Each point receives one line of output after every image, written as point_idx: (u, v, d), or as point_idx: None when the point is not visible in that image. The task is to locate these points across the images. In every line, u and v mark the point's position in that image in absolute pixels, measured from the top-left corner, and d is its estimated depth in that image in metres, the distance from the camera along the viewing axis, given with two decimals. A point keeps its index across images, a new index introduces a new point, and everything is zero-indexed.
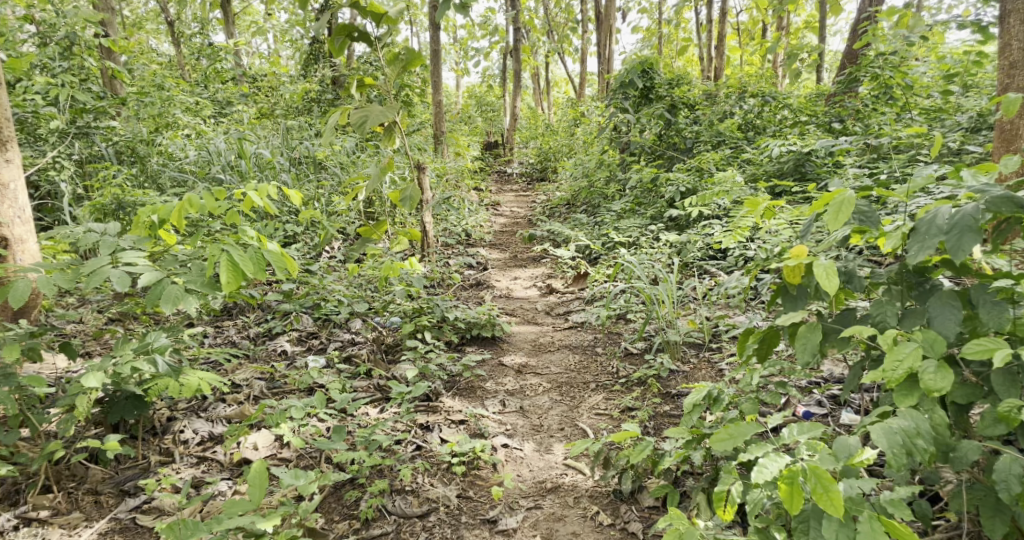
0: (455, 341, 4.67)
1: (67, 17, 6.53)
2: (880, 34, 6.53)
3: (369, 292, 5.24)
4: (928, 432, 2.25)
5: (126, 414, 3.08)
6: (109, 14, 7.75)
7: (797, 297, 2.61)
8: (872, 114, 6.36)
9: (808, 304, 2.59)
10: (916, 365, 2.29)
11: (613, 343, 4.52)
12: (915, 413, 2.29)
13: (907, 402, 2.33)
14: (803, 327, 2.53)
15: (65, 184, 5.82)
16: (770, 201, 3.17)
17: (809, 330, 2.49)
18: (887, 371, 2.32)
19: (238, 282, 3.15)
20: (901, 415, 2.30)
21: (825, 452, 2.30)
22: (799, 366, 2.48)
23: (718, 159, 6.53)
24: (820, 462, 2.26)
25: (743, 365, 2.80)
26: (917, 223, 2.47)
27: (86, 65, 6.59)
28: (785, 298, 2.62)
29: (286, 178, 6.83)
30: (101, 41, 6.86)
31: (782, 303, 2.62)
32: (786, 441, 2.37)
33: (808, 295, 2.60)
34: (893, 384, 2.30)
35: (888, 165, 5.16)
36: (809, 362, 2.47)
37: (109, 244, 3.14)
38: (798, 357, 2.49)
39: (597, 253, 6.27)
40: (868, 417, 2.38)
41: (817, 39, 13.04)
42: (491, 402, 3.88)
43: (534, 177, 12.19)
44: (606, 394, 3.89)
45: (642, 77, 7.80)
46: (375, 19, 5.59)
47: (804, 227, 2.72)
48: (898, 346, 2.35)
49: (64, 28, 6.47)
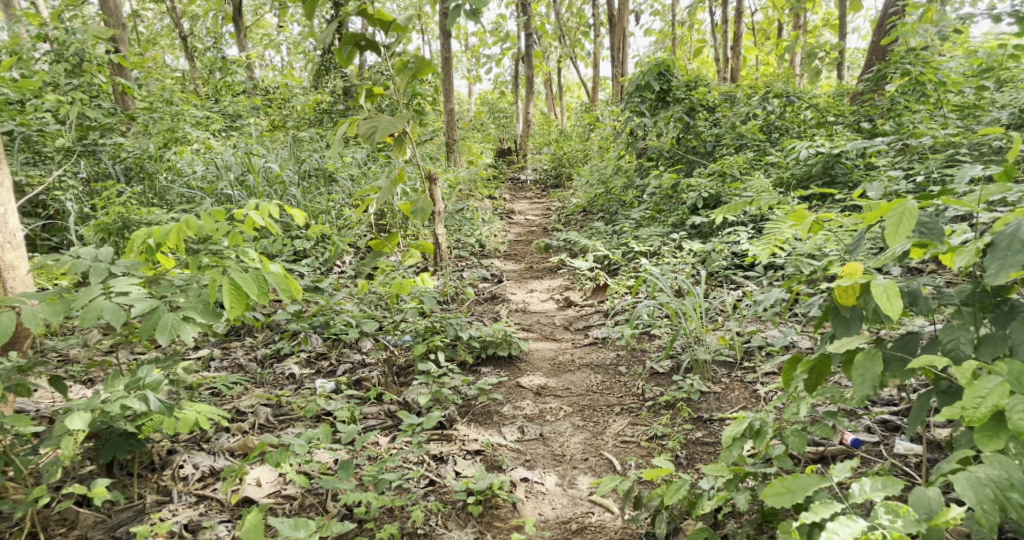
0: (470, 362, 4.44)
1: (78, 34, 6.41)
2: (908, 28, 6.27)
3: (380, 311, 5.04)
4: (1022, 483, 2.09)
5: (119, 451, 2.87)
6: (119, 29, 7.63)
7: (850, 319, 2.40)
8: (905, 113, 6.10)
9: (863, 328, 2.37)
10: (1002, 402, 2.09)
11: (638, 362, 4.26)
12: (1005, 461, 2.12)
13: (991, 444, 2.14)
14: (859, 354, 2.30)
15: (71, 204, 5.67)
16: (818, 214, 2.87)
17: (868, 358, 2.26)
18: (967, 409, 2.12)
19: (244, 307, 2.94)
20: (987, 462, 2.14)
21: (909, 517, 2.08)
22: (857, 400, 2.24)
23: (742, 164, 6.28)
24: (905, 529, 2.06)
25: (789, 395, 2.57)
26: (997, 238, 2.27)
27: (96, 81, 6.47)
28: (838, 321, 2.41)
29: (296, 193, 6.65)
30: (111, 56, 6.73)
31: (834, 326, 2.40)
32: (858, 500, 2.15)
33: (862, 318, 2.39)
34: (975, 423, 2.11)
35: (926, 165, 4.91)
36: (869, 396, 2.23)
37: (100, 270, 2.90)
38: (856, 391, 2.25)
39: (616, 264, 6.01)
40: (947, 463, 2.21)
41: (835, 37, 12.74)
42: (509, 429, 3.64)
43: (549, 184, 11.96)
44: (631, 418, 3.65)
45: (658, 80, 7.48)
46: (384, 27, 5.39)
47: (854, 241, 2.50)
48: (979, 380, 2.14)
49: (74, 45, 6.36)
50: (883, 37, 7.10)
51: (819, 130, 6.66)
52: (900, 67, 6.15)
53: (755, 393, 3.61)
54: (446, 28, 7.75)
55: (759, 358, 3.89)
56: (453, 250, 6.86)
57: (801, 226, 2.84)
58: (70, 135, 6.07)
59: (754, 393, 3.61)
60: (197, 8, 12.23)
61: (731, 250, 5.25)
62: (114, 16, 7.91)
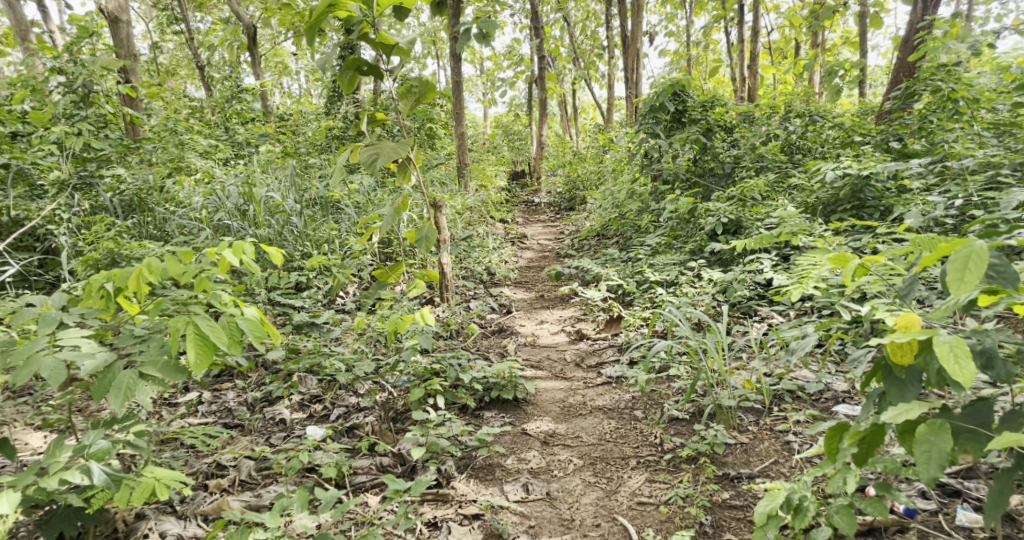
0: (472, 406, 4.08)
1: (86, 65, 6.15)
2: (939, 43, 5.91)
3: (379, 349, 4.73)
4: None
5: (66, 527, 2.57)
6: (128, 59, 7.11)
7: (907, 381, 2.31)
8: (938, 132, 5.70)
9: (922, 390, 2.28)
10: None
11: (655, 405, 3.89)
12: None
13: None
14: (921, 426, 2.27)
15: (64, 238, 5.43)
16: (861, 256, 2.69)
17: (933, 435, 2.23)
18: None
19: (209, 361, 2.62)
20: None
21: None
22: (924, 481, 2.21)
23: (764, 188, 5.93)
24: None
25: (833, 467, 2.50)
26: None
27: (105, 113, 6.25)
28: (892, 382, 2.34)
29: (298, 222, 6.36)
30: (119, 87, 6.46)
31: (889, 388, 2.33)
32: None
33: (920, 379, 2.30)
34: None
35: (964, 187, 4.56)
36: (937, 479, 2.20)
37: (48, 321, 2.61)
38: (923, 473, 2.22)
39: (630, 294, 5.66)
40: None
41: (855, 56, 12.33)
42: (512, 487, 3.36)
43: (563, 207, 11.62)
44: (648, 474, 3.34)
45: (672, 100, 7.09)
46: (386, 51, 5.13)
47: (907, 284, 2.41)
48: None
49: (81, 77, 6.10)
50: (911, 52, 6.74)
51: (845, 149, 6.30)
52: (931, 83, 5.77)
53: (788, 446, 3.29)
54: (455, 50, 7.49)
55: (789, 404, 3.55)
56: (461, 279, 6.53)
57: (844, 270, 2.66)
58: (66, 168, 5.84)
59: (786, 445, 3.29)
60: (211, 36, 12.11)
61: (754, 279, 4.90)
62: (123, 47, 7.19)
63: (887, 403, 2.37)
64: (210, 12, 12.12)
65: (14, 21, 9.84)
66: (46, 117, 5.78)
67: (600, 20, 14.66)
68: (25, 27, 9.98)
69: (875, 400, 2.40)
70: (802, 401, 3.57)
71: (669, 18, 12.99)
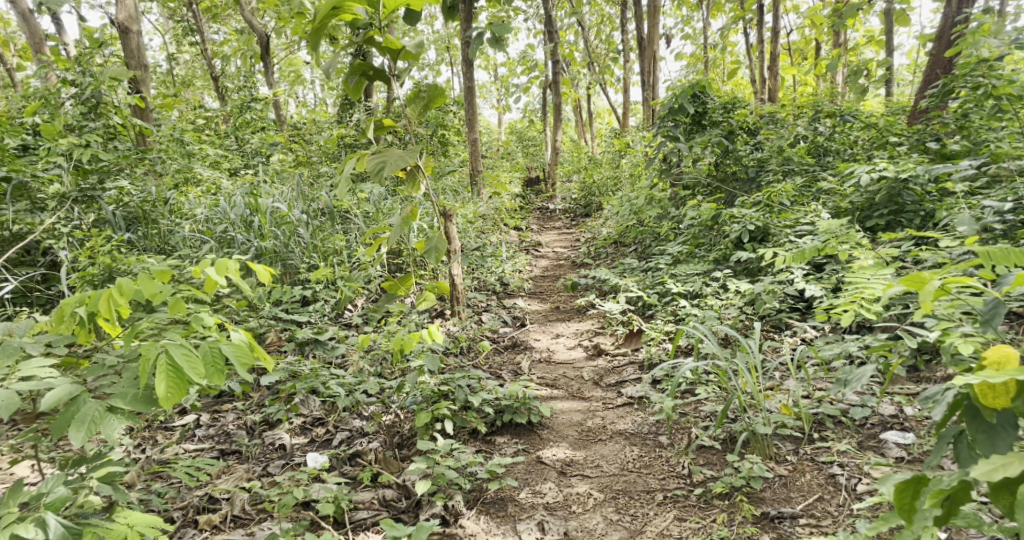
0: (482, 432, 3.78)
1: (94, 74, 5.95)
2: (978, 37, 5.58)
3: (386, 368, 4.46)
4: None
5: None
6: (139, 70, 6.90)
7: (996, 427, 2.11)
8: (980, 132, 5.37)
9: (1013, 437, 2.09)
10: None
11: (681, 430, 3.60)
12: None
13: None
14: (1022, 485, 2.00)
15: (63, 253, 5.05)
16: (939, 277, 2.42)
17: None
18: None
19: (180, 395, 2.32)
20: None
21: None
22: None
23: (792, 193, 5.61)
24: None
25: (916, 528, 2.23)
26: None
27: (113, 123, 6.05)
28: (979, 427, 2.14)
29: (305, 233, 6.03)
30: (127, 96, 6.25)
31: (975, 435, 2.14)
32: None
33: (1011, 423, 2.10)
34: None
35: (1017, 190, 4.22)
36: None
37: (10, 349, 2.37)
38: None
39: (651, 306, 5.34)
40: None
41: (879, 54, 11.93)
42: (526, 525, 3.13)
43: (578, 213, 11.30)
44: (677, 511, 3.10)
45: (692, 102, 6.80)
46: (393, 55, 4.86)
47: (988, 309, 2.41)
48: None
49: (89, 87, 5.90)
50: (945, 48, 6.41)
51: (878, 151, 5.96)
52: (970, 80, 5.44)
53: (832, 480, 3.07)
54: (467, 56, 7.23)
55: (831, 431, 3.32)
56: (472, 291, 6.23)
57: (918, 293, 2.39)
58: (68, 180, 5.53)
59: (831, 479, 3.07)
60: (226, 47, 11.91)
61: (785, 291, 4.63)
62: (133, 57, 6.97)
63: (970, 451, 2.16)
64: (225, 24, 11.96)
65: (29, 35, 9.68)
66: (54, 128, 5.54)
67: (615, 25, 14.38)
68: (39, 39, 9.79)
69: (953, 446, 2.20)
70: (845, 429, 3.35)
71: (686, 21, 12.68)
